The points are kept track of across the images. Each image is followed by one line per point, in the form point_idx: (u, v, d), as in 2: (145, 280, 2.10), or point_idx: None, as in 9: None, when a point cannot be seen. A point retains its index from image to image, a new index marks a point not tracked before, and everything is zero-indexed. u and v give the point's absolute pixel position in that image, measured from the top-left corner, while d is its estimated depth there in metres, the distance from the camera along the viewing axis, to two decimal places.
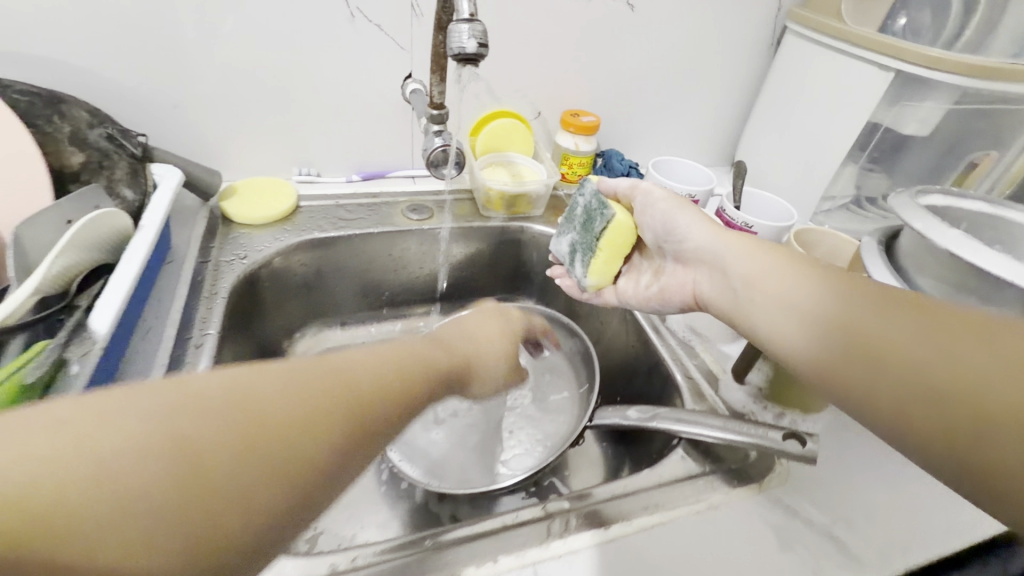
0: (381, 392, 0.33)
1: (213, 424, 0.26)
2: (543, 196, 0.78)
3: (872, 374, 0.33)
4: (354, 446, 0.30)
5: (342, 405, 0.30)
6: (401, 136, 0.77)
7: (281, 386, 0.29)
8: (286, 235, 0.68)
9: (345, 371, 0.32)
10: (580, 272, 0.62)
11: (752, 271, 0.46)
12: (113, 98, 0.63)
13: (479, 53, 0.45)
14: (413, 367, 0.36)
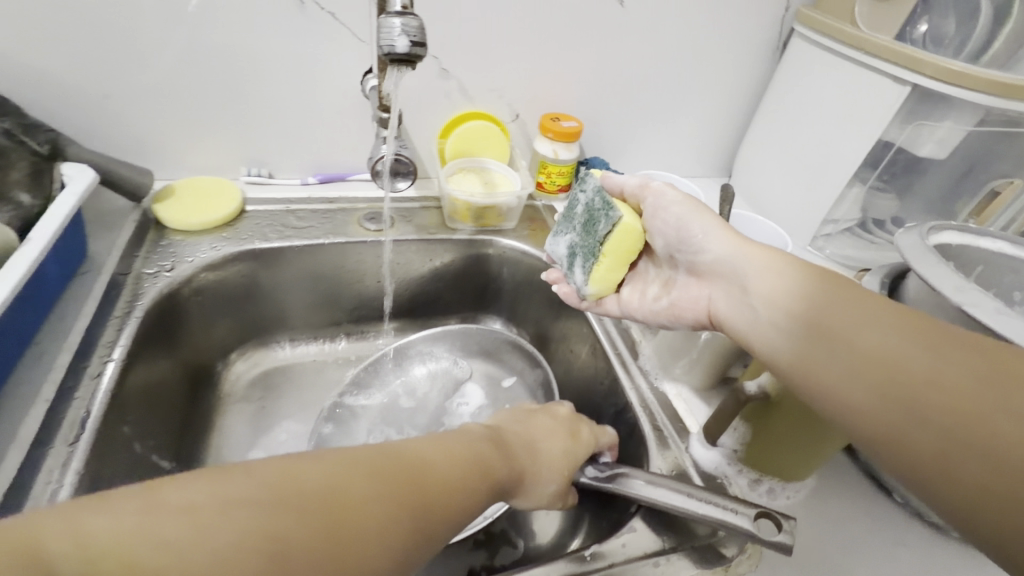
0: (423, 482, 0.31)
1: (255, 520, 0.25)
2: (516, 208, 0.70)
3: (907, 432, 0.31)
4: (395, 536, 0.28)
5: (405, 510, 0.29)
6: (361, 136, 0.70)
7: (324, 476, 0.28)
8: (223, 244, 0.61)
9: (407, 463, 0.31)
10: (579, 278, 0.51)
11: (774, 285, 0.40)
12: (29, 86, 0.56)
13: (413, 52, 0.38)
14: (477, 460, 0.35)
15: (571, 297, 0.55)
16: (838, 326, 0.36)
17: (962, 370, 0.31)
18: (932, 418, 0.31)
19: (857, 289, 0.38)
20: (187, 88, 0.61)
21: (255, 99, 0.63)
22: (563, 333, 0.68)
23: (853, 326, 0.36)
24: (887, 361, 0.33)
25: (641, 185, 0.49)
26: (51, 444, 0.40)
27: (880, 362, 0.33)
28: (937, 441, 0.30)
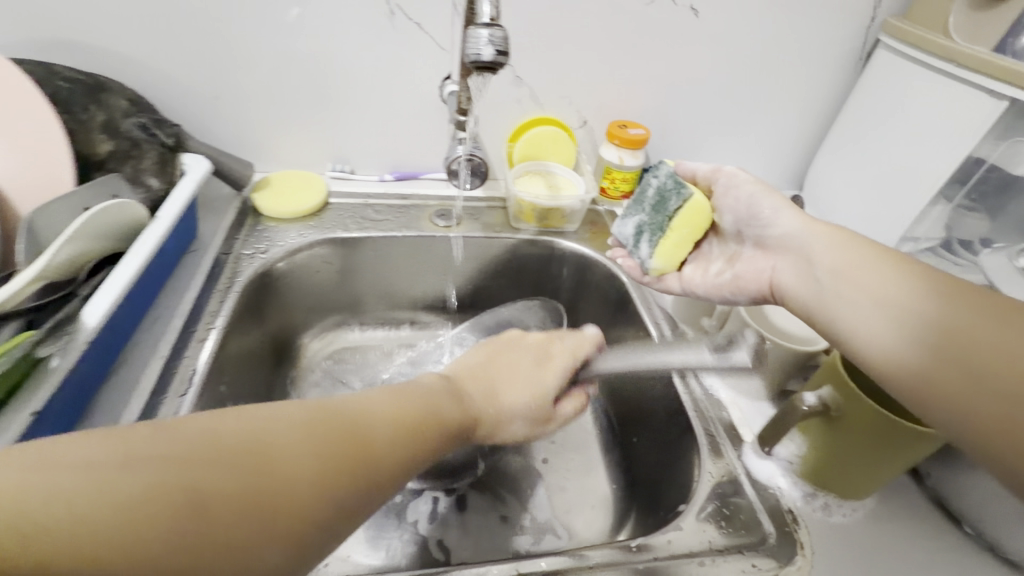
0: (368, 431, 0.32)
1: (191, 466, 0.25)
2: (579, 211, 0.73)
3: (969, 397, 0.32)
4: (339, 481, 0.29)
5: (352, 461, 0.30)
6: (437, 138, 0.75)
7: (259, 428, 0.29)
8: (310, 231, 0.67)
9: (344, 421, 0.32)
10: (645, 253, 0.53)
11: (839, 259, 0.42)
12: (160, 87, 0.64)
13: (496, 61, 0.41)
14: (419, 411, 0.36)
15: (634, 271, 0.56)
16: (902, 298, 0.37)
17: (1018, 336, 0.32)
18: (992, 383, 0.32)
19: (918, 264, 0.39)
20: (288, 90, 0.67)
21: (345, 102, 0.69)
22: (617, 336, 0.70)
23: (917, 299, 0.37)
24: (949, 330, 0.34)
25: (711, 168, 0.51)
26: (164, 394, 0.46)
27: (944, 331, 0.35)
28: (1001, 406, 0.31)
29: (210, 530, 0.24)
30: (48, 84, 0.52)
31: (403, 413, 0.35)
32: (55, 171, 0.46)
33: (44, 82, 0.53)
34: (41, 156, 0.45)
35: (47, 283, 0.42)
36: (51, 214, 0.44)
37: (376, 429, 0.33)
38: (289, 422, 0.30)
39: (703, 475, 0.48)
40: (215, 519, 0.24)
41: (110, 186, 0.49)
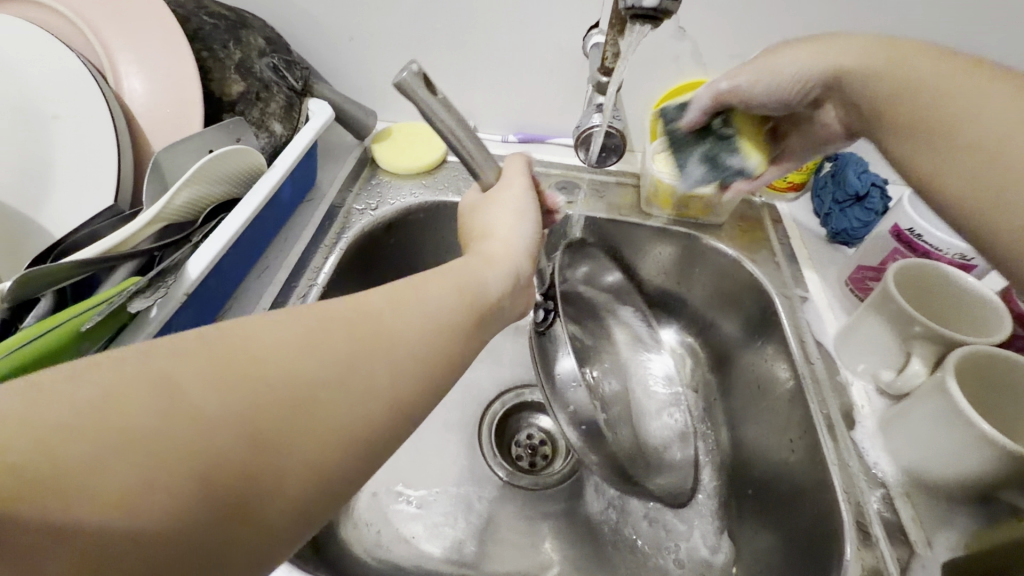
0: (391, 324, 0.28)
1: (187, 365, 0.23)
2: (729, 202, 0.59)
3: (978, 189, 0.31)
4: (359, 366, 0.26)
5: (370, 349, 0.27)
6: (572, 98, 0.65)
7: (261, 325, 0.25)
8: (422, 191, 0.63)
9: (346, 306, 0.28)
10: (738, 163, 0.46)
11: (846, 56, 0.39)
12: (297, 26, 0.62)
13: (662, 7, 0.31)
14: (456, 306, 0.32)
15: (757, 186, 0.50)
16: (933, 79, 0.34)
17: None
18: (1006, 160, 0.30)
19: (918, 47, 0.36)
20: (419, 34, 0.62)
21: (476, 50, 0.62)
22: (749, 363, 0.57)
23: (922, 77, 0.34)
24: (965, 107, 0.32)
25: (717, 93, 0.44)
26: None
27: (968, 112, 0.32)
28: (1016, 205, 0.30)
29: (223, 421, 0.22)
30: (194, 18, 0.52)
31: (422, 297, 0.31)
32: (186, 110, 0.45)
33: (190, 16, 0.52)
34: (177, 96, 0.45)
35: (165, 225, 0.42)
36: (175, 155, 0.44)
37: (394, 316, 0.29)
38: (292, 312, 0.27)
39: None
40: (236, 405, 0.23)
41: (236, 130, 0.48)
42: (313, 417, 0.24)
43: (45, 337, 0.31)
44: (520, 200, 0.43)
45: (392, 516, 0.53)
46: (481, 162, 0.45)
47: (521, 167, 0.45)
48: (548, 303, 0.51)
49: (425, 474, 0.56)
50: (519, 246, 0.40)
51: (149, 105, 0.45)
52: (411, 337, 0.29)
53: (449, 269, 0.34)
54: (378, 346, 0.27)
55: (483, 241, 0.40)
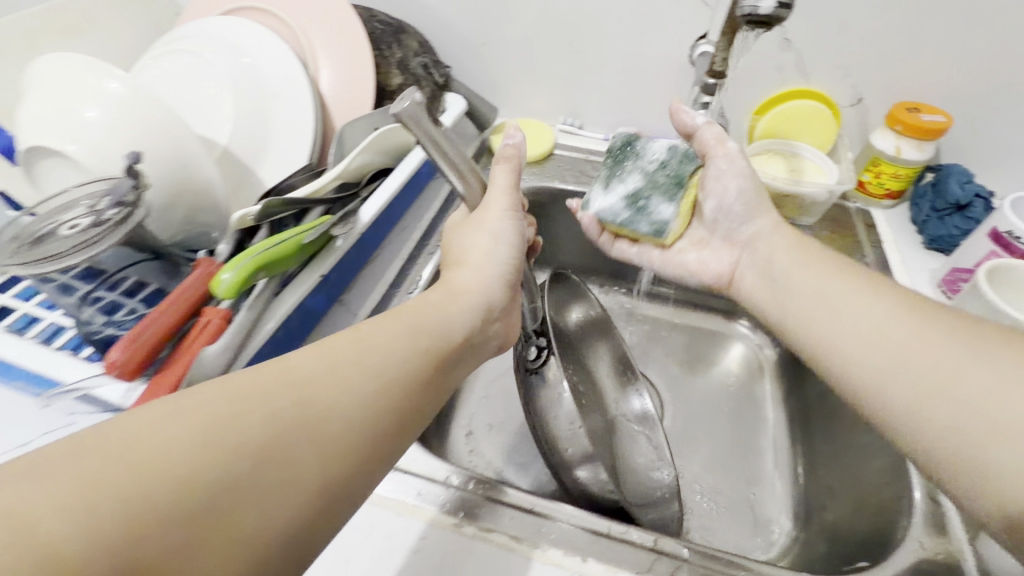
0: (320, 401, 0.29)
1: (76, 483, 0.22)
2: (821, 203, 0.63)
3: (925, 395, 0.33)
4: (276, 451, 0.27)
5: (293, 436, 0.28)
6: (674, 101, 0.71)
7: (158, 429, 0.25)
8: (532, 177, 0.72)
9: (261, 390, 0.28)
10: (663, 214, 0.51)
11: (795, 259, 0.46)
12: (440, 33, 0.73)
13: (776, 14, 0.37)
14: (408, 361, 0.33)
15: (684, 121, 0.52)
16: (814, 289, 0.43)
17: (949, 347, 0.34)
18: (957, 395, 0.32)
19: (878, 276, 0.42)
20: (541, 42, 0.71)
21: (591, 57, 0.70)
22: None
23: (877, 311, 0.39)
24: (857, 326, 0.39)
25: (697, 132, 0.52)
26: (398, 290, 0.57)
27: (864, 330, 0.38)
28: (966, 417, 0.31)
29: (117, 542, 0.22)
30: (368, 25, 0.64)
31: (355, 369, 0.31)
32: (362, 94, 0.57)
33: (365, 23, 0.65)
34: (357, 85, 0.57)
35: (344, 182, 0.53)
36: (353, 130, 0.55)
37: (323, 393, 0.30)
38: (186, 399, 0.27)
39: (907, 542, 0.40)
40: (107, 528, 0.22)
41: None
42: (232, 519, 0.25)
43: (282, 244, 0.40)
44: (497, 230, 0.44)
45: (486, 451, 0.61)
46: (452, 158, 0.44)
47: (497, 174, 0.46)
48: (540, 339, 0.55)
49: (513, 421, 0.64)
50: (494, 271, 0.43)
51: (335, 89, 0.58)
52: (337, 418, 0.29)
53: (397, 328, 0.35)
54: (294, 430, 0.28)
55: (457, 268, 0.43)
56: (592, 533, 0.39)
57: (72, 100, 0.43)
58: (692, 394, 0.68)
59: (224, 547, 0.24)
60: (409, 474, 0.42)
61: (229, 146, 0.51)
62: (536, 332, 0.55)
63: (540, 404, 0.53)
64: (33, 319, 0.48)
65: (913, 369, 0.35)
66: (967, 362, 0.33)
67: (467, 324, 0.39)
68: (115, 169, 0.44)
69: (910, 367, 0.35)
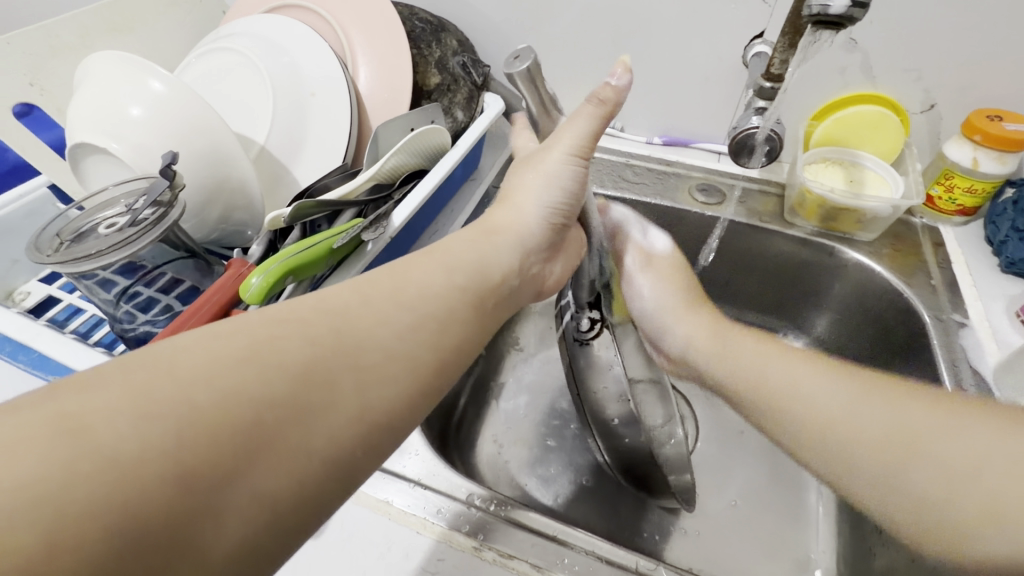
0: (361, 328, 0.29)
1: (128, 391, 0.22)
2: (884, 218, 0.58)
3: (894, 464, 0.31)
4: (322, 373, 0.26)
5: (336, 359, 0.27)
6: (724, 106, 0.67)
7: (202, 346, 0.24)
8: None
9: (299, 319, 0.28)
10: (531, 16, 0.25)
11: (712, 357, 0.43)
12: (482, 31, 0.72)
13: (848, 13, 0.33)
14: (451, 299, 0.33)
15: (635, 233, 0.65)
16: (742, 368, 0.41)
17: (883, 408, 0.33)
18: (916, 484, 0.30)
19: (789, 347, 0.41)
20: (585, 41, 0.68)
21: (636, 56, 0.67)
22: None
23: (804, 385, 0.37)
24: (790, 392, 0.37)
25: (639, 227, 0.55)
26: None
27: (799, 398, 0.36)
28: (899, 502, 0.30)
29: (180, 446, 0.21)
30: (408, 22, 0.63)
31: (387, 303, 0.31)
32: (400, 94, 0.57)
33: (406, 20, 0.63)
34: (395, 85, 0.56)
35: (377, 183, 0.52)
36: (389, 131, 0.54)
37: (360, 326, 0.29)
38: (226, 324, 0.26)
39: None
40: (159, 432, 0.21)
41: (431, 113, 0.57)
42: (288, 434, 0.24)
43: (310, 249, 0.40)
44: (556, 167, 0.41)
45: (510, 461, 0.60)
46: (547, 119, 0.44)
47: (577, 119, 0.40)
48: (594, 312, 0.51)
49: (540, 434, 0.62)
50: (534, 211, 0.41)
51: (373, 89, 0.57)
52: (375, 348, 0.29)
53: (435, 268, 0.34)
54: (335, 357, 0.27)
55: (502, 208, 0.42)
56: (618, 566, 0.37)
57: (115, 99, 0.44)
58: (731, 415, 0.65)
59: (272, 460, 0.24)
60: (430, 490, 0.41)
61: (267, 146, 0.52)
62: (590, 304, 0.51)
63: (585, 378, 0.51)
64: (77, 310, 0.50)
65: (860, 443, 0.33)
66: (898, 434, 0.31)
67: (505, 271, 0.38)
68: (154, 167, 0.45)
69: (846, 435, 0.33)
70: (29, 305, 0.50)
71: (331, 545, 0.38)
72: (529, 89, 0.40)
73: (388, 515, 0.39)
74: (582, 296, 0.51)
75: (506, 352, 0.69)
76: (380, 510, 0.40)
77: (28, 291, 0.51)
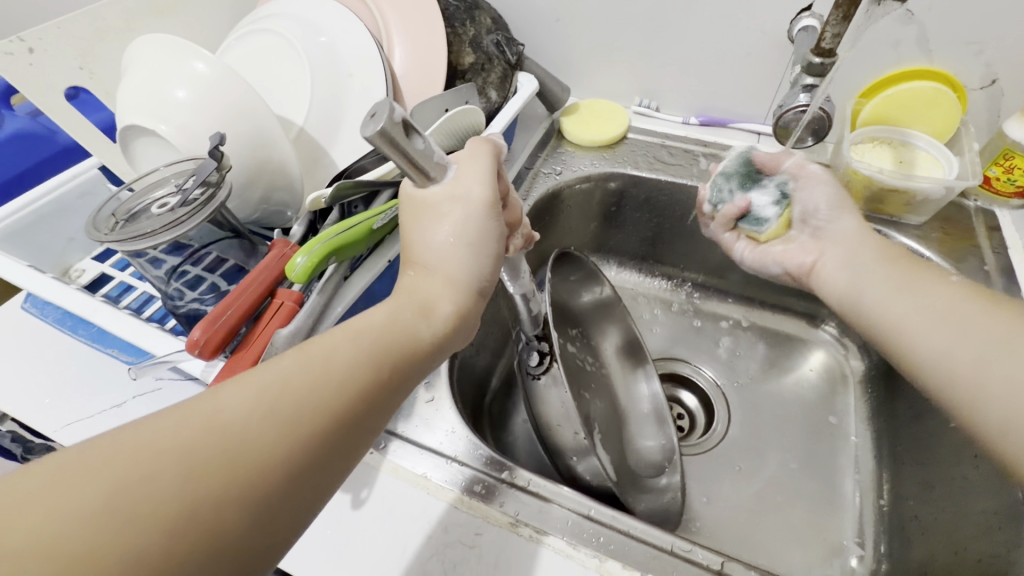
0: (245, 439, 0.26)
1: None
2: (935, 200, 0.56)
3: (993, 364, 0.33)
4: (197, 505, 0.24)
5: (214, 482, 0.24)
6: (765, 83, 0.65)
7: (52, 491, 0.22)
8: (602, 162, 0.69)
9: (176, 444, 0.24)
10: None
11: (848, 280, 0.45)
12: (515, 9, 0.70)
13: None
14: (361, 382, 0.30)
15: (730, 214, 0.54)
16: (878, 283, 0.43)
17: (1009, 323, 0.34)
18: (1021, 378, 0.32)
19: (927, 267, 0.42)
20: (621, 18, 0.66)
21: (674, 33, 0.65)
22: None
23: (931, 297, 0.39)
24: (917, 307, 0.39)
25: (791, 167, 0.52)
26: None
27: (924, 312, 0.39)
28: (993, 402, 0.32)
29: None
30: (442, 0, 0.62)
31: (291, 409, 0.27)
32: (434, 74, 0.56)
33: None
34: (430, 66, 0.56)
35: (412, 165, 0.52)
36: (424, 112, 0.54)
37: (246, 444, 0.26)
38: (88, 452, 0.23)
39: None
40: None
41: (466, 94, 0.56)
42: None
43: (351, 229, 0.40)
44: (469, 212, 0.35)
45: None
46: (433, 170, 0.34)
47: (475, 158, 0.36)
48: (542, 344, 0.51)
49: None
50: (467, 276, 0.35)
51: (407, 69, 0.57)
52: (261, 468, 0.25)
53: (352, 353, 0.30)
54: (216, 491, 0.24)
55: (422, 277, 0.35)
56: (652, 547, 0.37)
57: (163, 82, 0.45)
58: (766, 400, 0.64)
59: None
60: (466, 467, 0.42)
61: (305, 127, 0.52)
62: (538, 337, 0.51)
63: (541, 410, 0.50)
64: (129, 287, 0.52)
65: (969, 352, 0.35)
66: (1004, 342, 0.34)
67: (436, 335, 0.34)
68: (200, 148, 0.46)
69: (956, 347, 0.36)
70: (84, 281, 0.52)
71: (372, 516, 0.39)
72: (396, 153, 0.29)
73: (427, 490, 0.40)
74: (531, 329, 0.51)
75: None
76: (419, 485, 0.41)
77: (83, 268, 0.54)
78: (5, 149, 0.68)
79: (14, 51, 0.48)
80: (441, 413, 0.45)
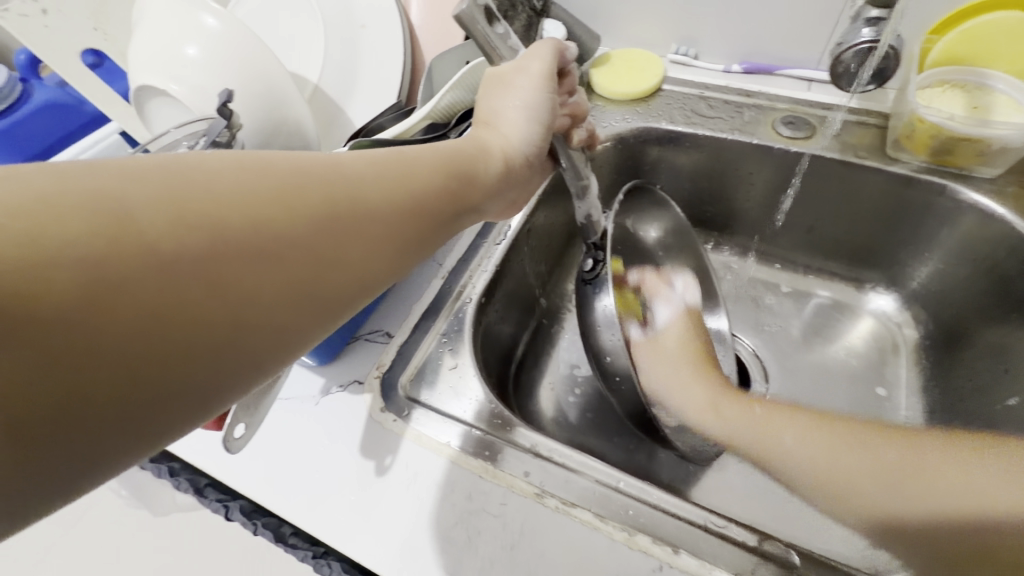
0: (358, 186, 0.30)
1: (151, 188, 0.23)
2: (1014, 150, 0.49)
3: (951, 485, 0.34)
4: (325, 223, 0.28)
5: (333, 205, 0.29)
6: (821, 22, 0.58)
7: (227, 169, 0.26)
8: (634, 117, 0.64)
9: (308, 169, 0.29)
10: None
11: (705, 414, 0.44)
12: None
13: None
14: (431, 177, 0.34)
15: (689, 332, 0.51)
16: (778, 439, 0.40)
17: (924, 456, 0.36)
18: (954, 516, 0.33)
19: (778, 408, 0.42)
20: None
21: None
22: (994, 346, 0.50)
23: (815, 445, 0.38)
24: (813, 463, 0.38)
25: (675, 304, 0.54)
26: (486, 239, 0.55)
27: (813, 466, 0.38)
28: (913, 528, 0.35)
29: (199, 250, 0.23)
30: None
31: (387, 176, 0.32)
32: (454, 24, 0.53)
33: None
34: (450, 14, 0.53)
35: (431, 122, 0.49)
36: (443, 65, 0.50)
37: (356, 194, 0.30)
38: (51, 187, 0.21)
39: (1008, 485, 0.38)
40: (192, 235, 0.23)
41: None
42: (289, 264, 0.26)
43: None
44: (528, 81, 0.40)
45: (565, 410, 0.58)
46: (504, 54, 0.42)
47: (542, 48, 0.41)
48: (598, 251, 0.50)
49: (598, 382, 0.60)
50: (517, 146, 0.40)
51: (425, 19, 0.53)
52: (368, 209, 0.30)
53: (429, 161, 0.35)
54: (330, 211, 0.28)
55: (486, 131, 0.40)
56: (684, 523, 0.35)
57: (172, 39, 0.43)
58: (806, 369, 0.61)
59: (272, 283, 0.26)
60: (490, 437, 0.41)
61: (320, 85, 0.50)
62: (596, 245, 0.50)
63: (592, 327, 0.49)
64: None
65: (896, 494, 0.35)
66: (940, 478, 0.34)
67: (487, 169, 0.38)
68: (213, 108, 0.44)
69: (870, 495, 0.36)
70: None
71: (394, 482, 0.39)
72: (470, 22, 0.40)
73: (450, 459, 0.39)
74: (592, 237, 0.50)
75: (565, 298, 0.67)
76: (440, 453, 0.40)
77: None
78: (38, 116, 0.69)
79: (29, 12, 0.47)
80: (466, 381, 0.44)
